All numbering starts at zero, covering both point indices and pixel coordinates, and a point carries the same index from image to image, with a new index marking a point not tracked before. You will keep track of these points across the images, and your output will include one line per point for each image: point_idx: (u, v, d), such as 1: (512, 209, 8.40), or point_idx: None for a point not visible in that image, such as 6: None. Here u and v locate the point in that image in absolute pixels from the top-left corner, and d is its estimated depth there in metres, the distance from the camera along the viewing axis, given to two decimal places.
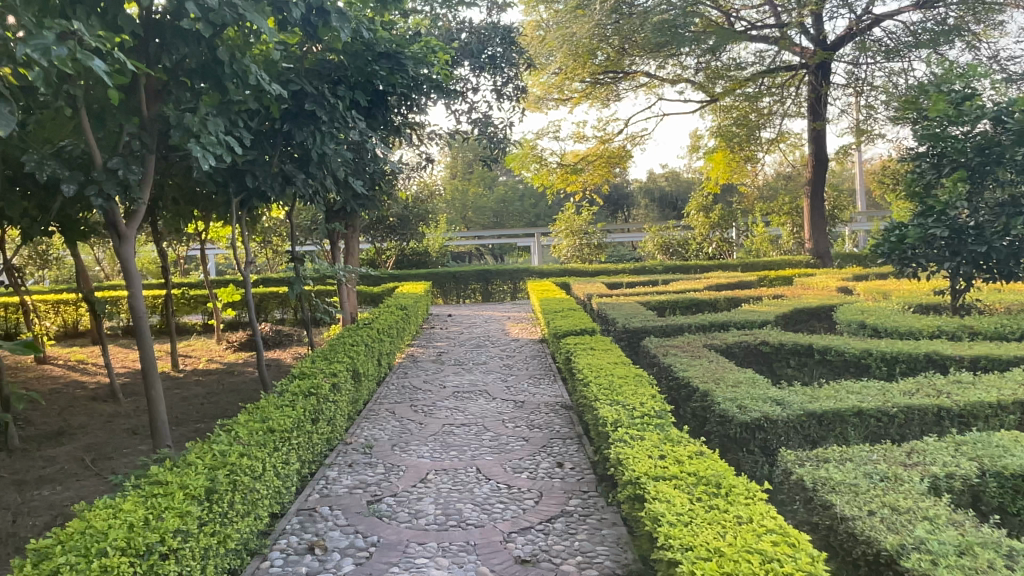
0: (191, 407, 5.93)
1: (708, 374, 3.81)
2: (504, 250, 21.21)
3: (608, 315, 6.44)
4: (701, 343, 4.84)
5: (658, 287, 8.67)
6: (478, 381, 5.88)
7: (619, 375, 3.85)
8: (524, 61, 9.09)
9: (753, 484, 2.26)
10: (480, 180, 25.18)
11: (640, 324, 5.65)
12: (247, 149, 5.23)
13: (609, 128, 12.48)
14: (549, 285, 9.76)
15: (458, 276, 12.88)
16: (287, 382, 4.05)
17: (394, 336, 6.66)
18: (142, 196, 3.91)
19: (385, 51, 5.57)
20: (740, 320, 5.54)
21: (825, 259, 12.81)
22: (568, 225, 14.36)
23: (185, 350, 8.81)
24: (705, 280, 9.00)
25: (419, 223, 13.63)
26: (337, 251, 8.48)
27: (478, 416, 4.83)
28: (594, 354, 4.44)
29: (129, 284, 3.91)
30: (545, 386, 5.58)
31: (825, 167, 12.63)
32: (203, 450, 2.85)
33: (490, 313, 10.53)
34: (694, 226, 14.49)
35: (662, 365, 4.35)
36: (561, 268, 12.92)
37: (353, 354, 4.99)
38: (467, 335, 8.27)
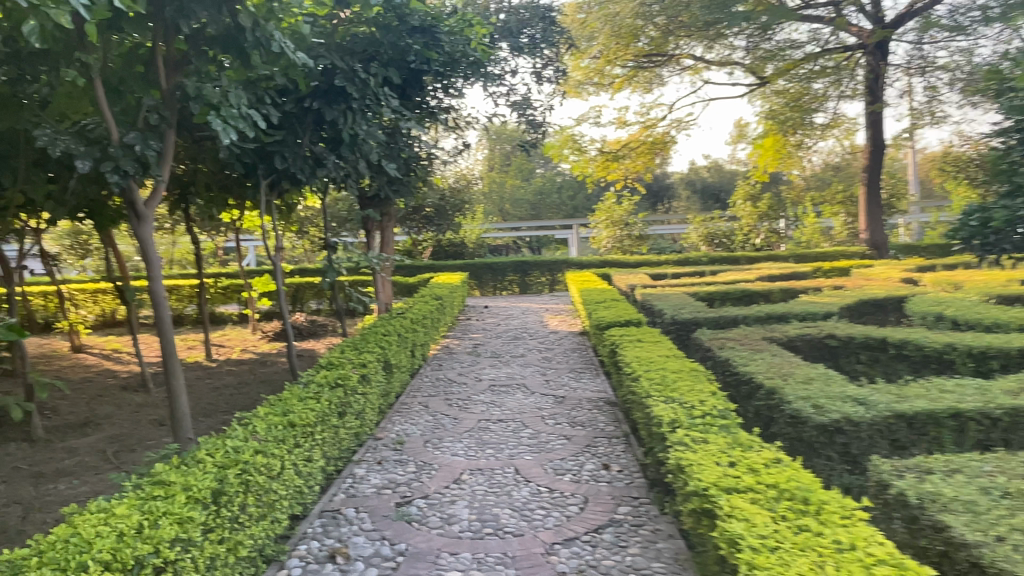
0: (219, 398, 5.74)
1: (773, 369, 3.42)
2: (542, 242, 20.86)
3: (654, 306, 6.06)
4: (760, 335, 4.43)
5: (706, 278, 8.23)
6: (516, 375, 5.55)
7: (673, 369, 3.46)
8: (565, 42, 8.71)
9: (847, 500, 1.88)
10: (517, 172, 24.87)
11: (691, 315, 5.26)
12: (275, 129, 4.98)
13: (652, 114, 12.03)
14: (590, 276, 9.39)
15: (495, 267, 12.59)
16: (313, 372, 3.78)
17: (428, 326, 6.38)
18: (162, 174, 3.68)
19: (420, 26, 5.27)
20: (800, 311, 5.11)
21: (882, 250, 12.17)
22: (608, 216, 13.94)
23: (219, 340, 8.69)
24: (756, 271, 8.53)
25: (456, 213, 13.38)
26: (372, 240, 8.24)
27: (516, 411, 4.50)
28: (642, 346, 4.07)
29: (147, 267, 3.69)
30: (586, 381, 5.22)
31: (882, 154, 11.97)
32: (215, 447, 2.59)
33: (528, 305, 10.21)
34: (741, 216, 13.94)
35: (719, 358, 3.96)
36: (601, 259, 12.52)
37: (384, 344, 4.70)
38: (505, 327, 7.97)
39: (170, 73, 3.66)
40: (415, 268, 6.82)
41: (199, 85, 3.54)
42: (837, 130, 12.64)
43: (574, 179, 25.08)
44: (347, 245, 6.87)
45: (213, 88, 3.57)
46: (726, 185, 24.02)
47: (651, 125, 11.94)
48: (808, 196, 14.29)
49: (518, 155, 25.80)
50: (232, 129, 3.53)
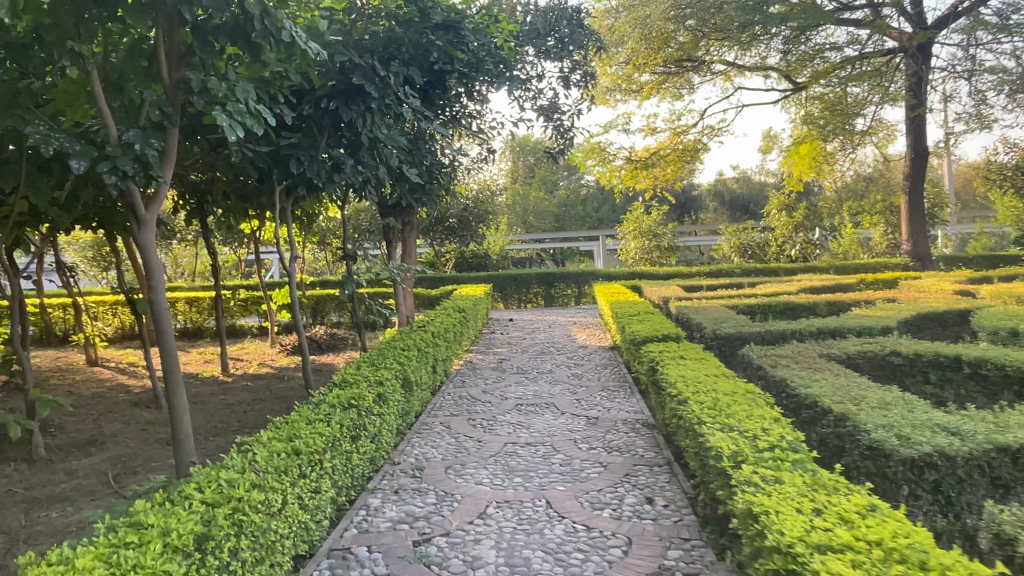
0: (232, 415, 5.45)
1: (839, 391, 3.03)
2: (566, 255, 20.50)
3: (692, 320, 5.67)
4: (816, 352, 4.03)
5: (743, 290, 7.80)
6: (544, 393, 5.17)
7: (726, 389, 3.07)
8: (593, 46, 8.40)
9: (975, 564, 1.49)
10: (541, 185, 24.58)
11: (734, 329, 4.87)
12: (290, 131, 4.70)
13: (682, 120, 11.67)
14: (619, 288, 9.01)
15: (519, 279, 12.25)
16: (324, 391, 3.44)
17: (451, 341, 6.03)
18: (164, 175, 3.40)
19: (443, 23, 4.99)
20: (855, 325, 4.70)
21: (926, 261, 11.58)
22: (637, 227, 13.55)
23: (236, 354, 8.45)
24: (797, 283, 8.08)
25: (479, 224, 13.09)
26: (393, 250, 7.95)
27: (546, 434, 4.12)
28: (686, 363, 3.67)
29: (147, 276, 3.40)
30: (621, 401, 4.82)
31: (925, 160, 11.43)
32: (207, 479, 2.26)
33: (554, 318, 9.83)
34: (775, 226, 13.45)
35: (772, 378, 3.58)
36: (629, 271, 12.12)
37: (403, 359, 4.36)
38: (531, 341, 7.62)
39: (173, 67, 3.39)
40: (437, 280, 6.49)
41: (203, 79, 3.27)
42: (877, 137, 12.14)
43: (599, 191, 24.73)
44: (367, 255, 6.57)
45: (219, 81, 3.29)
46: (754, 195, 23.48)
47: (682, 132, 11.57)
48: (846, 205, 13.76)
49: (541, 167, 25.53)
50: (239, 125, 3.25)
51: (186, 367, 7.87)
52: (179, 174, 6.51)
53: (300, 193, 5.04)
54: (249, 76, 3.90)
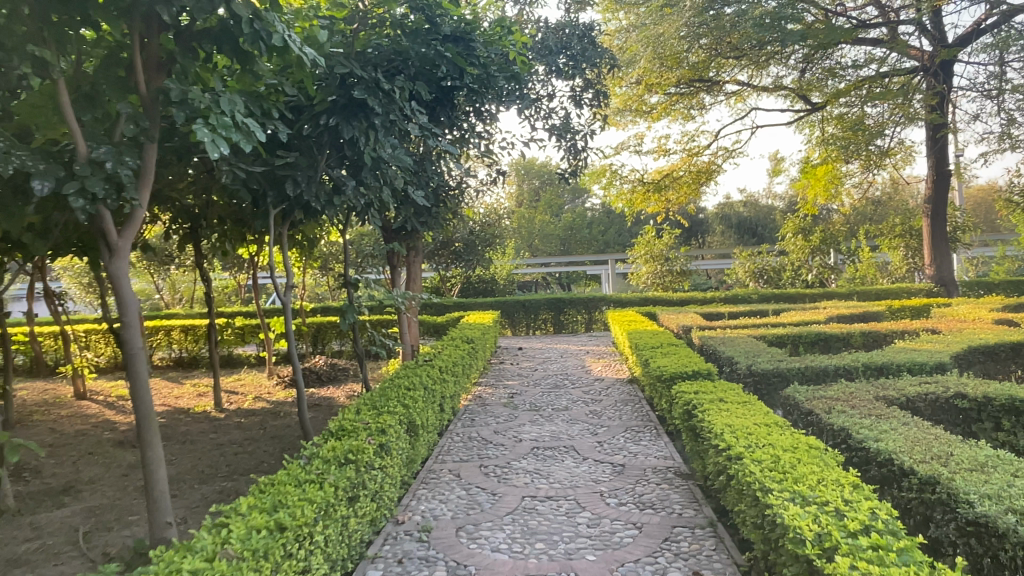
0: (221, 458, 5.01)
1: (918, 446, 2.60)
2: (573, 279, 20.08)
3: (720, 352, 5.26)
4: (870, 394, 3.60)
5: (768, 318, 7.36)
6: (561, 435, 4.72)
7: (783, 444, 2.64)
8: (606, 63, 8.07)
9: None
10: (546, 207, 24.30)
11: (772, 364, 4.46)
12: (285, 151, 4.33)
13: (696, 142, 11.33)
14: (634, 315, 8.58)
15: (527, 305, 11.84)
16: (319, 443, 3.01)
17: (460, 376, 5.61)
18: (140, 198, 3.02)
19: (452, 34, 4.65)
20: (906, 361, 4.28)
21: (950, 286, 11.14)
22: (648, 251, 13.15)
23: (232, 386, 8.02)
24: (823, 311, 7.64)
25: (486, 248, 12.73)
26: (398, 277, 7.56)
27: (568, 485, 3.67)
28: (729, 409, 3.23)
29: (119, 312, 2.99)
30: (648, 444, 4.37)
31: (948, 182, 11.05)
32: (168, 570, 1.83)
33: (565, 346, 9.40)
34: (791, 251, 13.05)
35: (827, 425, 3.15)
36: (641, 296, 11.70)
37: (408, 400, 3.93)
38: (543, 373, 7.19)
39: (151, 77, 3.03)
40: (446, 306, 6.09)
41: (184, 89, 2.92)
42: (895, 159, 11.77)
43: (604, 214, 24.39)
44: (371, 279, 6.17)
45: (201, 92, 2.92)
46: (762, 218, 23.13)
47: (696, 153, 11.23)
48: (864, 229, 13.36)
49: (547, 190, 25.24)
50: (223, 141, 2.88)
51: (179, 401, 7.45)
52: (172, 197, 6.15)
53: (297, 217, 4.65)
54: (240, 89, 3.54)
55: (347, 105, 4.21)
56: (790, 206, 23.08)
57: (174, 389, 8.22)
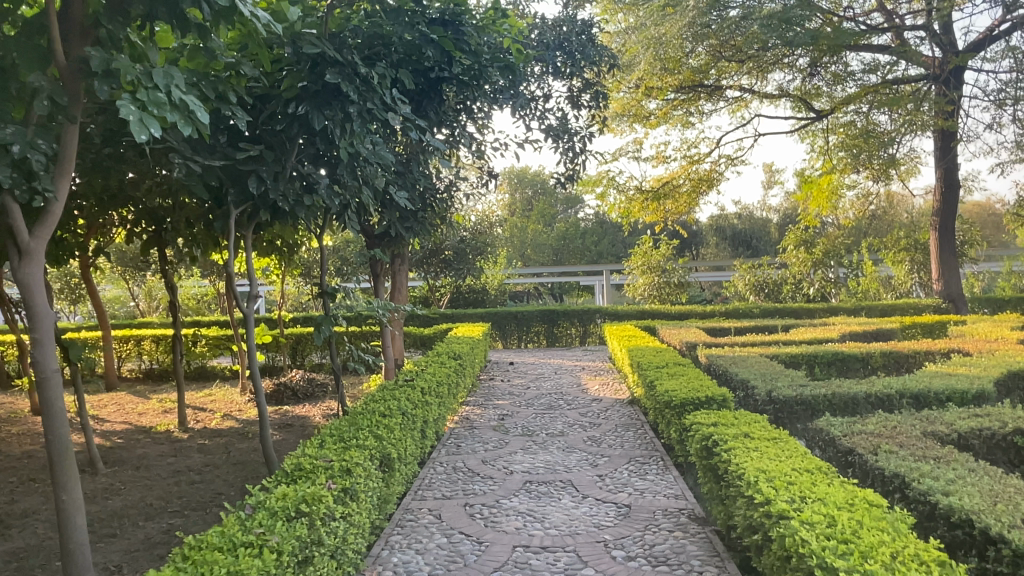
0: (174, 488, 4.47)
1: (1002, 504, 2.11)
2: (565, 289, 19.59)
3: (733, 374, 4.78)
4: (917, 428, 3.11)
5: (777, 335, 6.89)
6: (557, 466, 4.20)
7: (835, 499, 2.15)
8: (606, 63, 7.62)
9: None
10: (539, 217, 23.85)
11: (795, 390, 3.98)
12: (249, 143, 3.83)
13: (697, 149, 10.88)
14: (632, 329, 8.09)
15: (519, 317, 11.35)
16: (269, 489, 2.49)
17: (445, 396, 5.07)
18: (58, 190, 2.49)
19: (440, 17, 4.16)
20: (946, 389, 3.81)
21: (959, 302, 10.72)
22: (645, 262, 12.68)
23: (201, 402, 7.45)
24: (835, 328, 7.17)
25: (477, 257, 12.24)
26: (381, 288, 7.05)
27: (566, 532, 3.16)
28: (759, 448, 2.73)
29: (31, 327, 2.45)
30: (655, 480, 3.86)
31: (956, 194, 10.65)
32: None
33: (559, 362, 8.90)
34: (792, 263, 12.57)
35: (875, 469, 2.66)
36: (638, 309, 11.21)
37: (382, 429, 3.41)
38: (536, 391, 6.67)
39: (73, 45, 2.54)
40: (431, 319, 5.58)
41: (109, 58, 2.42)
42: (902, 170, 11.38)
43: (598, 225, 23.96)
44: (350, 289, 5.65)
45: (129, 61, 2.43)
46: (757, 230, 22.76)
47: (697, 160, 10.79)
48: (867, 242, 12.91)
49: (540, 200, 24.82)
50: (154, 121, 2.39)
51: (142, 419, 6.90)
52: (134, 197, 5.65)
53: (264, 219, 4.15)
54: (189, 66, 3.05)
55: (318, 92, 3.71)
56: (786, 218, 22.71)
57: (138, 405, 7.65)
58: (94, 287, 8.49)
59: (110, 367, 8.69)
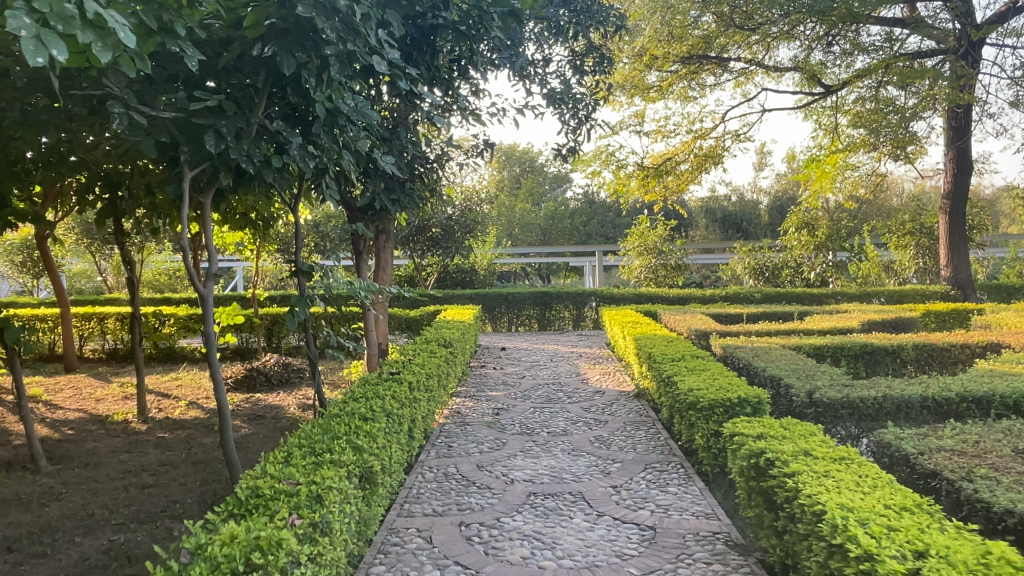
0: (122, 494, 3.88)
1: None
2: (552, 270, 19.04)
3: (757, 370, 4.29)
4: (1005, 444, 2.62)
5: (792, 324, 6.40)
6: (563, 473, 3.67)
7: (959, 559, 1.65)
8: (612, 25, 7.01)
9: None
10: (528, 196, 23.23)
11: (838, 391, 3.49)
12: (205, 92, 3.21)
13: (700, 123, 10.31)
14: (633, 314, 7.57)
15: (510, 298, 10.81)
16: (218, 527, 1.93)
17: (435, 389, 4.51)
18: None
19: None
20: (1014, 394, 3.33)
21: (967, 289, 10.30)
22: (641, 243, 12.15)
23: (165, 388, 6.83)
24: (852, 316, 6.70)
25: (465, 235, 11.66)
26: (363, 266, 6.45)
27: (584, 564, 2.62)
28: (831, 474, 2.22)
29: None
30: (678, 494, 3.34)
31: (968, 176, 10.20)
32: None
33: (554, 348, 8.38)
34: (793, 246, 12.08)
35: (975, 501, 2.17)
36: (634, 292, 10.70)
37: (362, 435, 2.85)
38: (531, 381, 6.15)
39: None
40: (421, 300, 4.98)
41: None
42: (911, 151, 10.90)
43: (587, 205, 23.38)
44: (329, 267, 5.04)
45: None
46: (749, 212, 22.29)
47: (701, 135, 10.20)
48: (871, 225, 12.47)
49: (528, 178, 24.17)
50: (57, 40, 1.79)
51: (99, 406, 6.27)
52: (83, 158, 4.99)
53: (225, 184, 3.54)
54: None
55: (289, 31, 3.09)
56: (779, 201, 22.26)
57: (97, 389, 7.01)
58: (51, 261, 7.80)
59: (68, 348, 8.02)
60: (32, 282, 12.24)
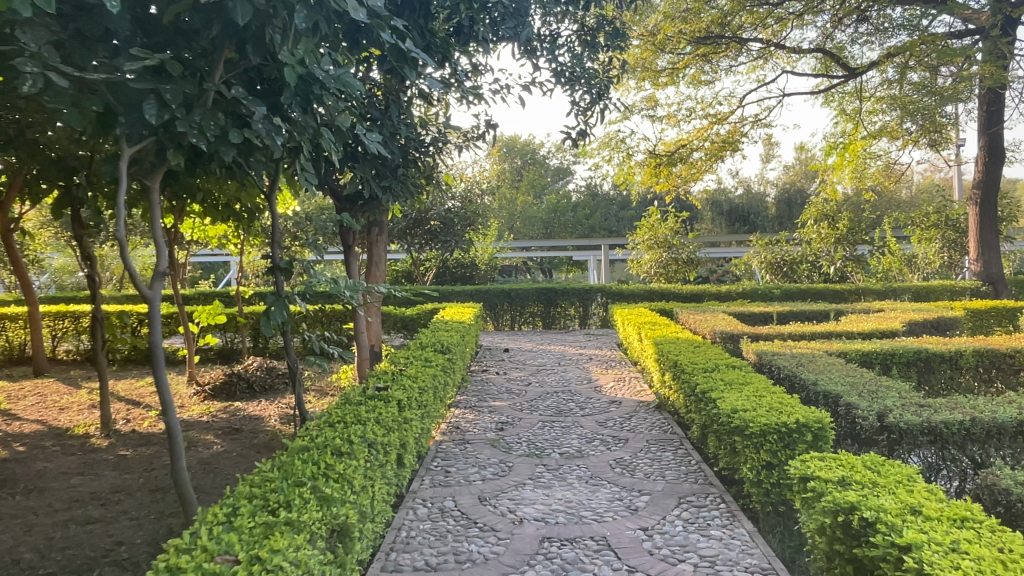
0: (61, 532, 3.30)
1: None
2: (555, 264, 18.41)
3: (804, 384, 3.69)
4: None
5: (826, 324, 5.79)
6: (582, 510, 3.07)
7: None
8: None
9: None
10: (529, 189, 22.60)
11: (915, 413, 2.89)
12: (143, 50, 2.59)
13: (715, 108, 9.67)
14: (647, 312, 6.97)
15: (513, 294, 10.22)
16: None
17: (431, 404, 3.91)
18: None
19: None
20: None
21: (1000, 285, 9.66)
22: (651, 236, 11.54)
23: (137, 396, 6.24)
24: (891, 316, 6.09)
25: (466, 228, 11.09)
26: (352, 262, 5.86)
27: None
28: (969, 553, 1.62)
29: None
30: (724, 541, 2.74)
31: (1001, 165, 9.56)
32: None
33: (562, 349, 7.77)
34: (811, 239, 11.42)
35: None
36: (645, 288, 10.08)
37: (336, 477, 2.25)
38: (539, 389, 5.56)
39: None
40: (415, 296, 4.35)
41: None
42: (939, 138, 10.26)
43: (590, 197, 22.68)
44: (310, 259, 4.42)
45: None
46: (757, 205, 21.62)
47: (719, 119, 9.57)
48: (892, 217, 11.84)
49: (529, 170, 23.51)
50: None
51: (62, 417, 5.69)
52: (30, 139, 4.39)
53: (174, 164, 2.92)
54: None
55: None
56: (787, 193, 21.58)
57: (64, 396, 6.42)
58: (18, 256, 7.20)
59: (38, 350, 7.44)
60: (11, 278, 11.65)
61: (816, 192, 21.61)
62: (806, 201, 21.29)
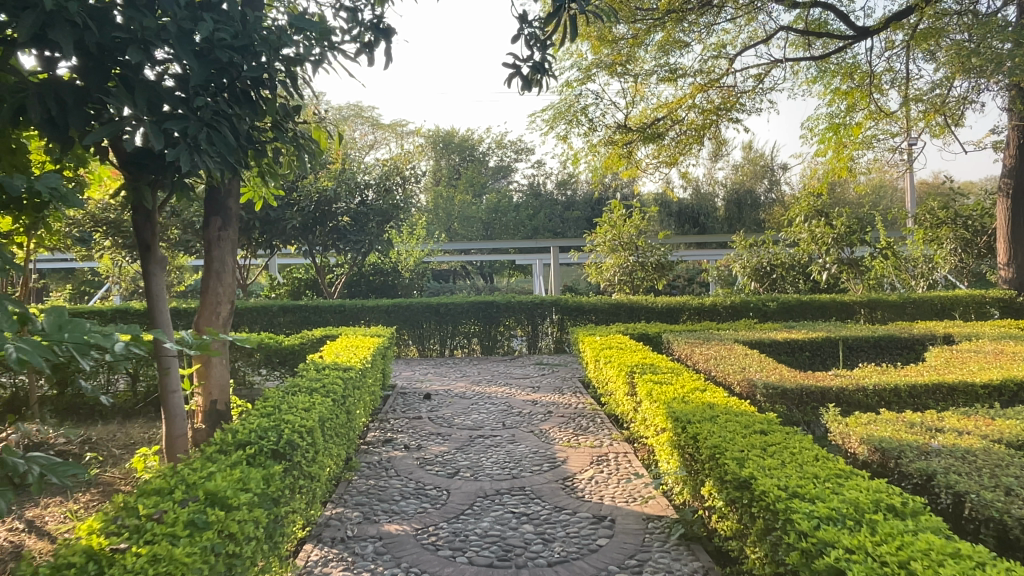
0: None
1: None
2: (495, 270, 16.12)
3: None
4: None
5: (911, 365, 3.77)
6: None
7: None
8: None
9: None
10: (468, 186, 20.30)
11: None
12: None
13: (692, 73, 7.63)
14: (625, 342, 4.88)
15: (442, 310, 7.95)
16: None
17: None
18: None
19: None
20: None
21: None
22: (614, 236, 9.48)
23: None
24: (992, 348, 4.12)
25: (384, 224, 8.90)
26: (157, 277, 3.40)
27: None
28: None
29: None
30: None
31: None
32: None
33: (508, 390, 5.57)
34: (802, 241, 9.44)
35: None
36: (609, 303, 7.92)
37: None
38: (469, 485, 3.32)
39: None
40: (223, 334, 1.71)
41: None
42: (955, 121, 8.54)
43: (533, 197, 20.50)
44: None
45: None
46: (708, 206, 19.86)
47: (708, 82, 7.53)
48: (888, 213, 10.11)
49: (467, 167, 21.15)
50: None
51: None
52: None
53: None
54: None
55: None
56: (738, 193, 19.91)
57: None
58: None
59: None
60: None
61: (766, 193, 20.01)
62: (757, 202, 19.68)
